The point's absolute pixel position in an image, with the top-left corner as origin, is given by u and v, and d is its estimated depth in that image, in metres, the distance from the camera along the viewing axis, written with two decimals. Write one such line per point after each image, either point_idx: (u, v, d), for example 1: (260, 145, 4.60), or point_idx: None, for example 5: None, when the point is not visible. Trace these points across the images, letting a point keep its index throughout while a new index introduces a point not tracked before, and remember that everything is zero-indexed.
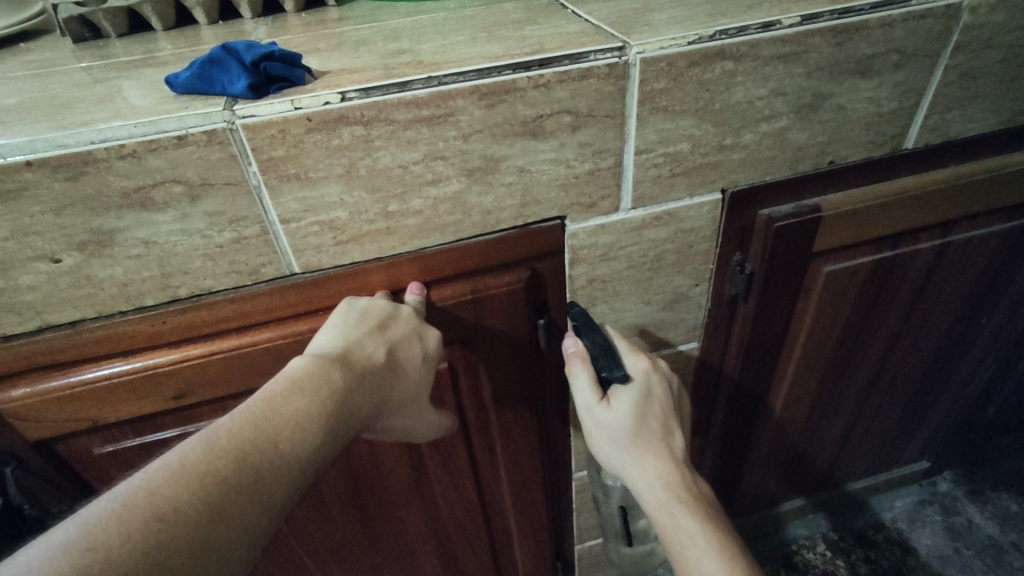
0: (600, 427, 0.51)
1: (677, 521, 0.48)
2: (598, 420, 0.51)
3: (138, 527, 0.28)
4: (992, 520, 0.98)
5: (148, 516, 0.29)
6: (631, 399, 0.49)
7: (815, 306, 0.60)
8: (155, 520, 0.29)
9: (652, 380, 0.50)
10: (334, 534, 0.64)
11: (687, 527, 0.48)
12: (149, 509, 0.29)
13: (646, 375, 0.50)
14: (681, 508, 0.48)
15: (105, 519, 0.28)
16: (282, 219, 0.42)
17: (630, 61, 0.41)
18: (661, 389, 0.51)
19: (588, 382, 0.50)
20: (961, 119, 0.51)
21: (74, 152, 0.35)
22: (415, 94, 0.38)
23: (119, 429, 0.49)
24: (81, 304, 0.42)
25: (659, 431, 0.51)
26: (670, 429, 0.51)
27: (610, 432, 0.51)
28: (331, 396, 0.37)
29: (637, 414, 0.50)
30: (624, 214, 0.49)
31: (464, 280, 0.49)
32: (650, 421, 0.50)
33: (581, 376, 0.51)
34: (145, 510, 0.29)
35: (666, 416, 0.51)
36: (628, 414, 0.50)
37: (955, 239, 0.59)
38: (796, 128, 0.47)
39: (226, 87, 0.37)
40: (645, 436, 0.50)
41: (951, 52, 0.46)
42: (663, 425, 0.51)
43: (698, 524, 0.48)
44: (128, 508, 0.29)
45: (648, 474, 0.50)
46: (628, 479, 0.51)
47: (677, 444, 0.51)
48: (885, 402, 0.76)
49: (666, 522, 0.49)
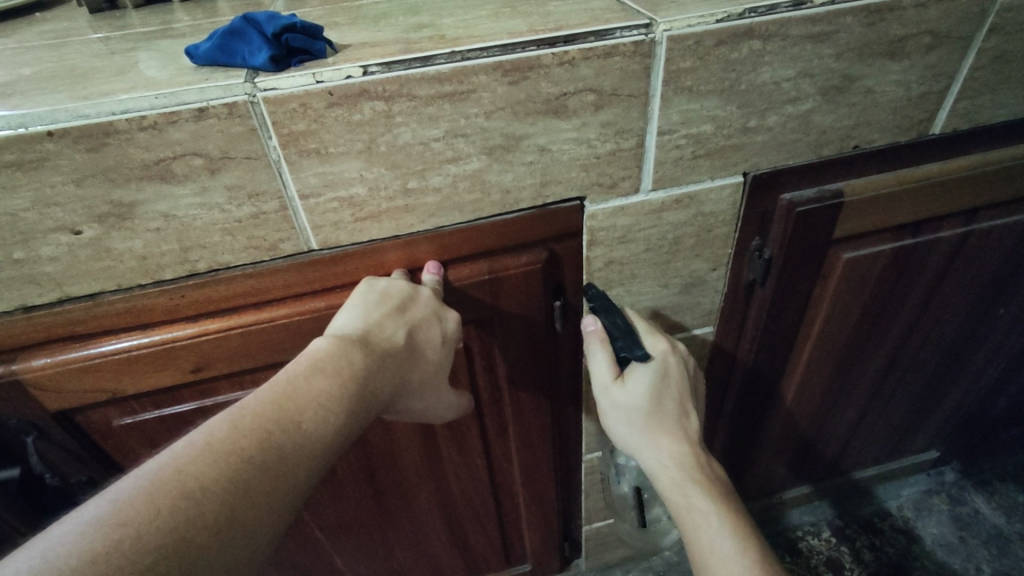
0: (615, 407, 0.51)
1: (691, 501, 0.49)
2: (613, 399, 0.51)
3: (166, 504, 0.29)
4: (998, 510, 0.98)
5: (176, 492, 0.29)
6: (648, 379, 0.50)
7: (832, 293, 0.59)
8: (182, 498, 0.29)
9: (670, 361, 0.50)
10: (347, 511, 0.65)
11: (700, 508, 0.48)
12: (176, 486, 0.29)
13: (664, 356, 0.50)
14: (694, 487, 0.49)
15: (136, 495, 0.29)
16: (301, 195, 0.41)
17: (657, 39, 0.40)
18: (679, 370, 0.51)
19: (607, 361, 0.51)
20: (991, 105, 0.50)
21: (96, 123, 0.35)
22: (437, 69, 0.38)
23: (138, 402, 0.49)
24: (101, 276, 0.42)
25: (675, 413, 0.51)
26: (686, 411, 0.52)
27: (626, 412, 0.51)
28: (352, 376, 0.37)
29: (653, 395, 0.50)
30: (644, 196, 0.48)
31: (482, 260, 0.49)
32: (666, 404, 0.51)
33: (599, 355, 0.51)
34: (172, 487, 0.29)
35: (684, 398, 0.51)
36: (645, 394, 0.50)
37: (978, 228, 0.58)
38: (821, 111, 0.46)
39: (247, 59, 0.37)
40: (662, 418, 0.51)
41: (985, 35, 0.45)
42: (679, 406, 0.51)
43: (712, 505, 0.48)
44: (156, 484, 0.29)
45: (662, 454, 0.50)
46: (643, 459, 0.52)
47: (693, 426, 0.52)
48: (898, 392, 0.76)
49: (679, 502, 0.50)
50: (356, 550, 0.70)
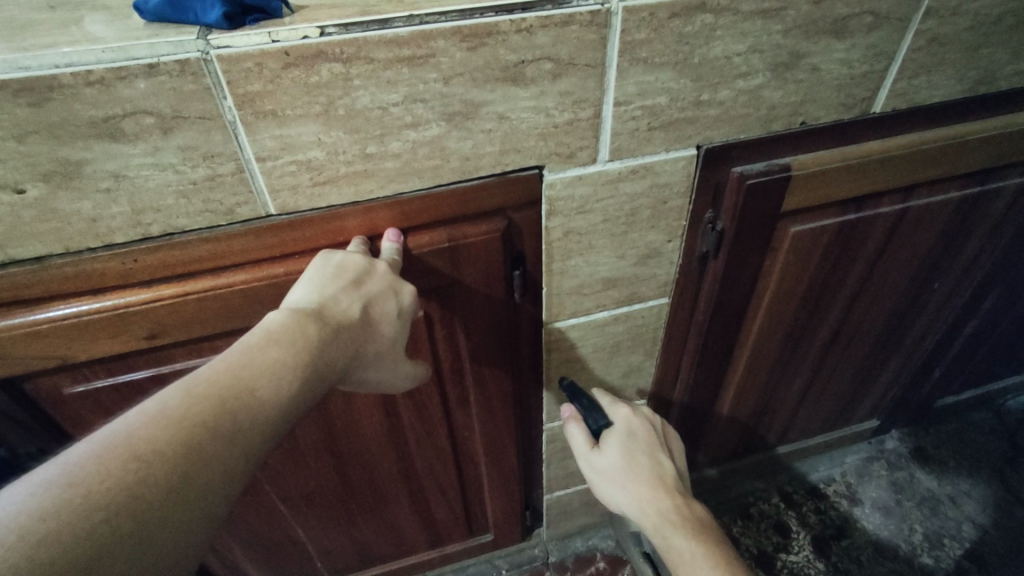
0: (597, 473, 0.59)
1: (671, 542, 0.53)
2: (595, 466, 0.60)
3: (117, 467, 0.28)
4: (932, 474, 1.05)
5: (126, 456, 0.29)
6: (616, 441, 0.59)
7: (781, 265, 0.62)
8: (134, 459, 0.29)
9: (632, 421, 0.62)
10: (309, 481, 0.65)
11: (680, 546, 0.52)
12: (128, 449, 0.29)
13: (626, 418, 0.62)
14: (672, 526, 0.53)
15: (86, 459, 0.28)
16: (258, 158, 0.41)
17: (613, 9, 0.41)
18: (643, 429, 0.61)
19: (582, 435, 0.62)
20: (928, 86, 0.52)
21: (38, 76, 0.34)
22: (395, 32, 0.38)
23: (89, 369, 0.48)
24: (48, 238, 0.41)
25: (647, 463, 0.58)
26: (657, 460, 0.58)
27: (606, 474, 0.59)
28: (307, 348, 0.37)
29: (625, 453, 0.58)
30: (601, 166, 0.49)
31: (442, 228, 0.49)
32: (638, 457, 0.58)
33: (576, 432, 0.62)
34: (123, 450, 0.29)
35: (653, 451, 0.59)
36: (617, 453, 0.58)
37: (915, 204, 0.61)
38: (771, 86, 0.48)
39: (199, 16, 0.36)
40: (635, 468, 0.57)
41: (922, 17, 0.47)
42: (650, 456, 0.58)
43: (689, 542, 0.52)
44: (107, 448, 0.29)
45: (640, 502, 0.56)
46: (628, 512, 0.57)
47: (667, 472, 0.58)
48: (841, 364, 0.80)
49: (663, 546, 0.54)
50: (318, 520, 0.71)
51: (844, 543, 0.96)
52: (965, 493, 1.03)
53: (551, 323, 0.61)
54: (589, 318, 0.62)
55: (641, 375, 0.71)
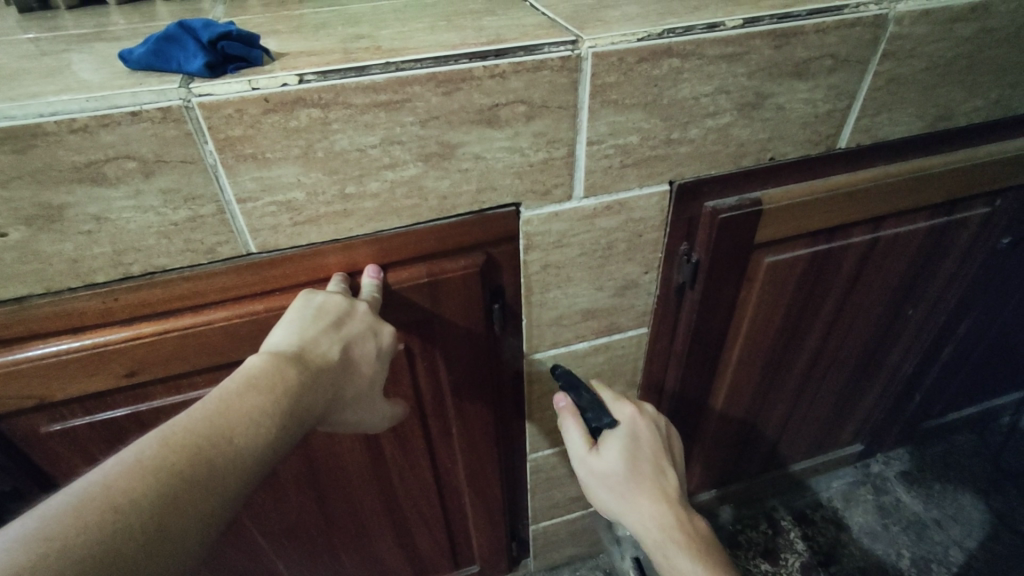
0: (595, 475, 0.56)
1: (673, 562, 0.52)
2: (591, 468, 0.56)
3: (94, 520, 0.28)
4: (917, 498, 1.06)
5: (103, 508, 0.28)
6: (619, 444, 0.55)
7: (757, 294, 0.63)
8: (111, 511, 0.29)
9: (637, 424, 0.57)
10: (291, 516, 0.65)
11: (683, 568, 0.52)
12: (105, 501, 0.29)
13: (631, 420, 0.57)
14: (675, 546, 0.52)
15: (62, 513, 0.28)
16: (238, 199, 0.42)
17: (583, 55, 0.42)
18: (647, 430, 0.57)
19: (580, 434, 0.57)
20: (890, 123, 0.54)
21: (22, 124, 0.35)
22: (372, 79, 0.39)
23: (68, 408, 0.49)
24: (28, 280, 0.41)
25: (651, 473, 0.55)
26: (662, 469, 0.55)
27: (605, 480, 0.55)
28: (286, 394, 0.37)
29: (628, 460, 0.55)
30: (577, 203, 0.51)
31: (421, 264, 0.50)
32: (642, 465, 0.55)
33: (572, 429, 0.58)
34: (101, 501, 0.29)
35: (657, 457, 0.56)
36: (619, 460, 0.55)
37: (884, 234, 0.63)
38: (738, 125, 0.50)
39: (182, 65, 0.38)
40: (639, 479, 0.54)
41: (879, 60, 0.50)
42: (654, 465, 0.55)
43: (692, 563, 0.52)
44: (84, 500, 0.28)
45: (643, 517, 0.53)
46: (627, 522, 0.55)
47: (671, 483, 0.55)
48: (822, 389, 0.81)
49: (664, 563, 0.53)
50: (300, 555, 0.70)
51: (832, 570, 0.96)
52: (951, 517, 1.03)
53: (532, 354, 0.61)
54: (570, 348, 0.62)
55: None
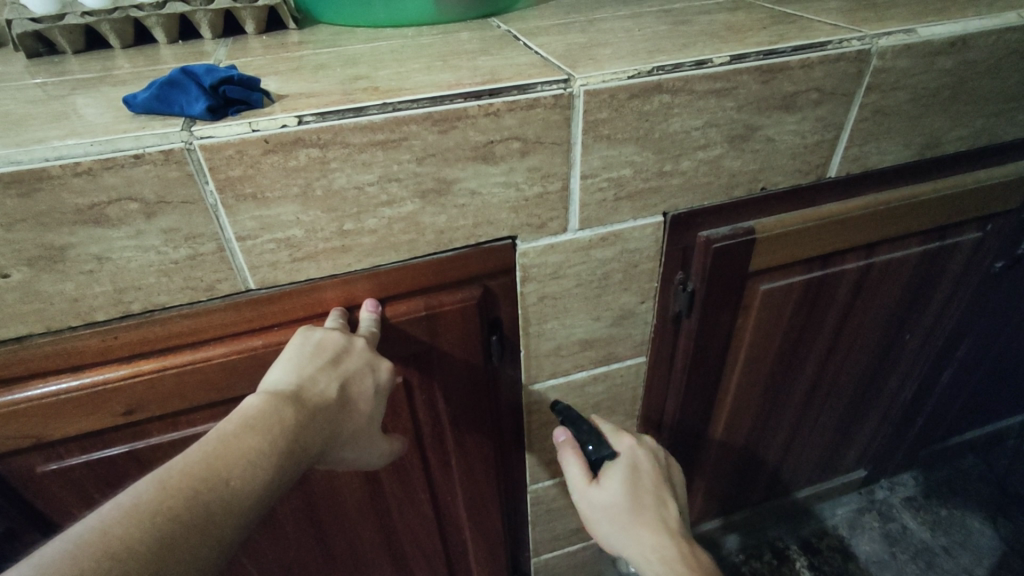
0: (596, 508, 0.56)
1: None
2: (592, 499, 0.56)
3: (89, 567, 0.28)
4: (924, 524, 1.04)
5: (99, 554, 0.28)
6: (620, 475, 0.56)
7: (754, 322, 0.63)
8: (107, 558, 0.28)
9: (637, 455, 0.58)
10: (288, 554, 0.64)
11: None
12: (100, 548, 0.29)
13: (631, 451, 0.58)
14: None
15: (58, 560, 0.28)
16: (238, 237, 0.43)
17: (575, 93, 0.44)
18: (647, 463, 0.58)
19: (579, 465, 0.57)
20: (878, 152, 0.55)
21: (27, 169, 0.36)
22: (370, 119, 0.40)
23: (65, 447, 0.48)
24: (29, 319, 0.42)
25: (652, 504, 0.55)
26: (662, 500, 0.56)
27: (606, 512, 0.55)
28: (284, 434, 0.37)
29: (629, 490, 0.55)
30: (572, 235, 0.52)
31: (419, 297, 0.51)
32: (642, 496, 0.55)
33: (572, 462, 0.58)
34: (96, 549, 0.28)
35: (658, 489, 0.56)
36: (620, 490, 0.55)
37: (878, 260, 0.64)
38: (729, 157, 0.51)
39: (185, 109, 0.39)
40: (640, 510, 0.55)
41: (865, 92, 0.51)
42: (654, 496, 0.55)
43: None
44: (81, 547, 0.28)
45: (646, 548, 0.53)
46: (629, 556, 0.55)
47: (672, 515, 0.55)
48: (822, 416, 0.81)
49: None
50: None
51: None
52: (959, 544, 1.02)
53: (530, 385, 0.61)
54: (568, 378, 0.62)
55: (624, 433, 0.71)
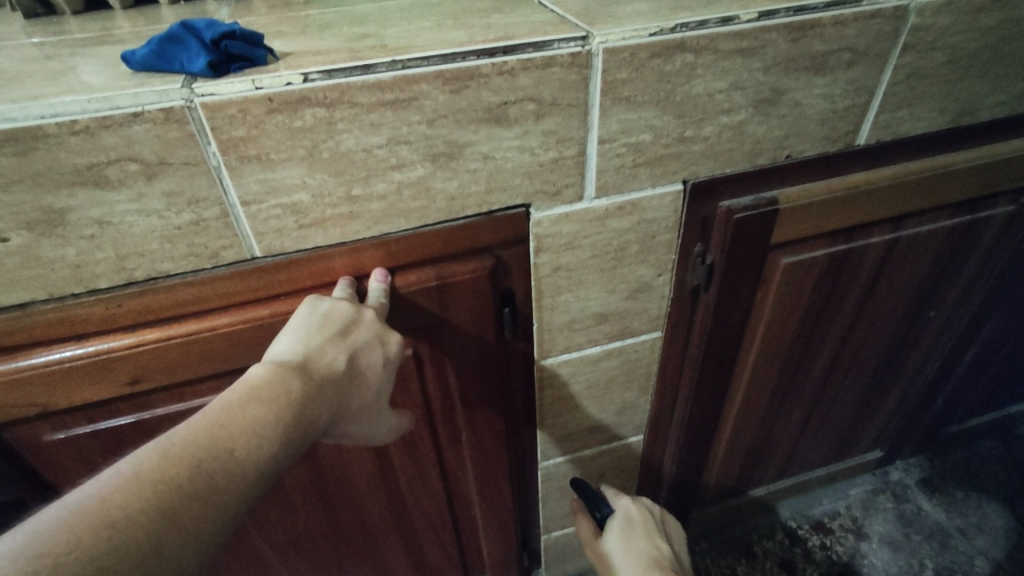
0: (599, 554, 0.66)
1: None
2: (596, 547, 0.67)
3: (87, 535, 0.27)
4: (940, 506, 1.03)
5: (97, 523, 0.27)
6: (614, 522, 0.67)
7: (773, 297, 0.62)
8: (105, 527, 0.27)
9: (631, 509, 0.68)
10: (298, 526, 0.64)
11: None
12: (99, 516, 0.28)
13: (625, 506, 0.69)
14: None
15: (55, 527, 0.27)
16: (243, 202, 0.41)
17: (593, 51, 0.41)
18: (639, 512, 0.67)
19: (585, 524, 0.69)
20: (911, 118, 0.53)
21: (23, 126, 0.34)
22: (378, 77, 0.38)
23: (71, 416, 0.48)
24: (31, 285, 0.41)
25: (639, 539, 0.64)
26: (651, 537, 0.64)
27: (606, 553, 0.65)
28: (290, 405, 0.36)
29: (620, 531, 0.65)
30: (588, 203, 0.50)
31: (430, 267, 0.49)
32: (633, 535, 0.65)
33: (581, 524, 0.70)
34: (95, 517, 0.28)
35: (648, 531, 0.65)
36: (613, 532, 0.66)
37: (905, 234, 0.61)
38: (753, 122, 0.49)
39: (185, 65, 0.37)
40: (628, 543, 0.64)
41: (900, 52, 0.48)
42: (643, 534, 0.64)
43: None
44: (78, 515, 0.27)
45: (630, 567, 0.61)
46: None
47: (661, 548, 0.63)
48: (840, 395, 0.79)
49: None
50: (307, 566, 0.69)
51: None
52: (975, 526, 1.01)
53: (543, 360, 0.60)
54: (581, 354, 0.61)
55: (636, 410, 0.70)
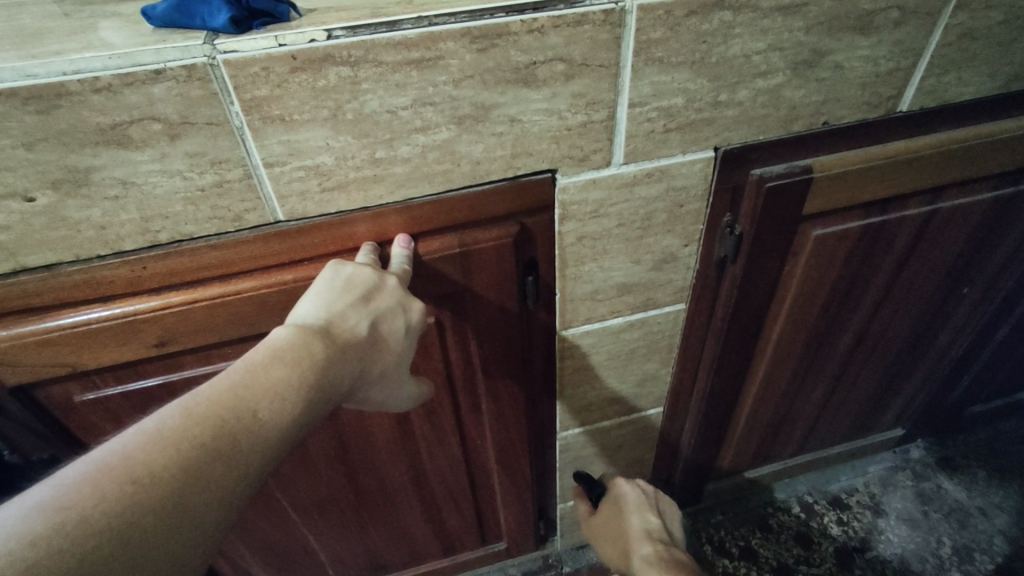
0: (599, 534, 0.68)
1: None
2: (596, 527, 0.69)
3: (112, 490, 0.27)
4: (960, 485, 1.02)
5: (123, 478, 0.28)
6: (611, 504, 0.68)
7: (802, 269, 0.60)
8: (130, 482, 0.28)
9: (627, 489, 0.69)
10: (320, 489, 0.65)
11: None
12: (124, 472, 0.28)
13: (622, 486, 0.70)
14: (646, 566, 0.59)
15: (82, 481, 0.27)
16: (266, 163, 0.41)
17: (627, 8, 0.39)
18: (634, 491, 0.69)
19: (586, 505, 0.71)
20: (958, 83, 0.50)
21: (45, 83, 0.34)
22: (404, 34, 0.37)
23: (100, 377, 0.48)
24: (58, 247, 0.41)
25: (635, 519, 0.65)
26: (645, 516, 0.65)
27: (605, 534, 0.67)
28: (312, 367, 0.36)
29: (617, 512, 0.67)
30: (616, 169, 0.48)
31: (453, 234, 0.48)
32: (628, 515, 0.66)
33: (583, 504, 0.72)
34: (120, 472, 0.28)
35: (643, 509, 0.66)
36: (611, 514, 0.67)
37: (943, 206, 0.59)
38: (792, 86, 0.46)
39: (206, 20, 0.36)
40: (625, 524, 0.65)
41: (951, 11, 0.45)
42: (638, 513, 0.66)
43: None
44: (103, 470, 0.28)
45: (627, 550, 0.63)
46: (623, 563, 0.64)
47: (654, 526, 0.64)
48: (864, 371, 0.78)
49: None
50: (329, 527, 0.70)
51: (868, 556, 0.94)
52: (996, 505, 1.00)
53: (564, 330, 0.59)
54: (603, 325, 0.60)
55: (657, 382, 0.70)
